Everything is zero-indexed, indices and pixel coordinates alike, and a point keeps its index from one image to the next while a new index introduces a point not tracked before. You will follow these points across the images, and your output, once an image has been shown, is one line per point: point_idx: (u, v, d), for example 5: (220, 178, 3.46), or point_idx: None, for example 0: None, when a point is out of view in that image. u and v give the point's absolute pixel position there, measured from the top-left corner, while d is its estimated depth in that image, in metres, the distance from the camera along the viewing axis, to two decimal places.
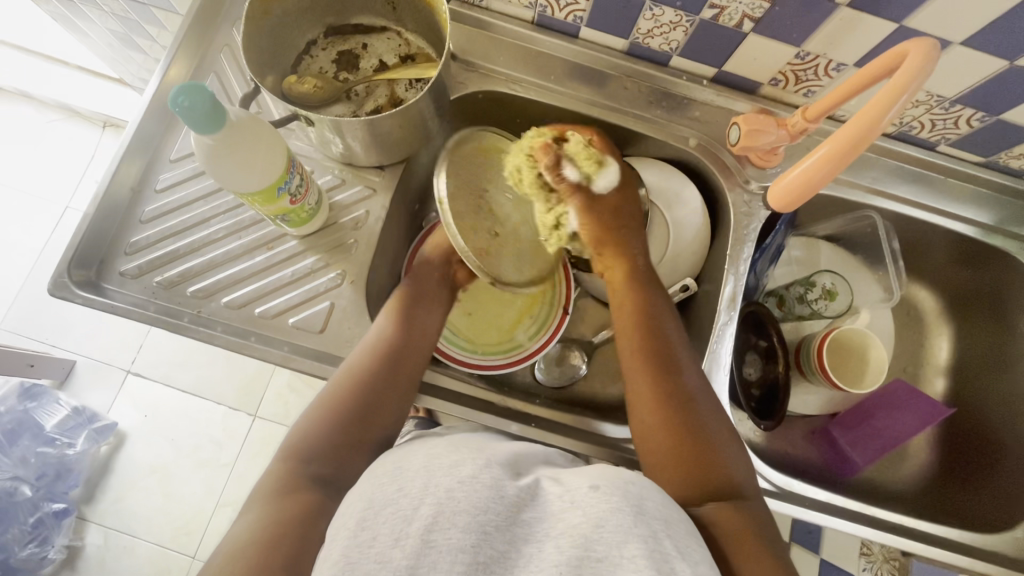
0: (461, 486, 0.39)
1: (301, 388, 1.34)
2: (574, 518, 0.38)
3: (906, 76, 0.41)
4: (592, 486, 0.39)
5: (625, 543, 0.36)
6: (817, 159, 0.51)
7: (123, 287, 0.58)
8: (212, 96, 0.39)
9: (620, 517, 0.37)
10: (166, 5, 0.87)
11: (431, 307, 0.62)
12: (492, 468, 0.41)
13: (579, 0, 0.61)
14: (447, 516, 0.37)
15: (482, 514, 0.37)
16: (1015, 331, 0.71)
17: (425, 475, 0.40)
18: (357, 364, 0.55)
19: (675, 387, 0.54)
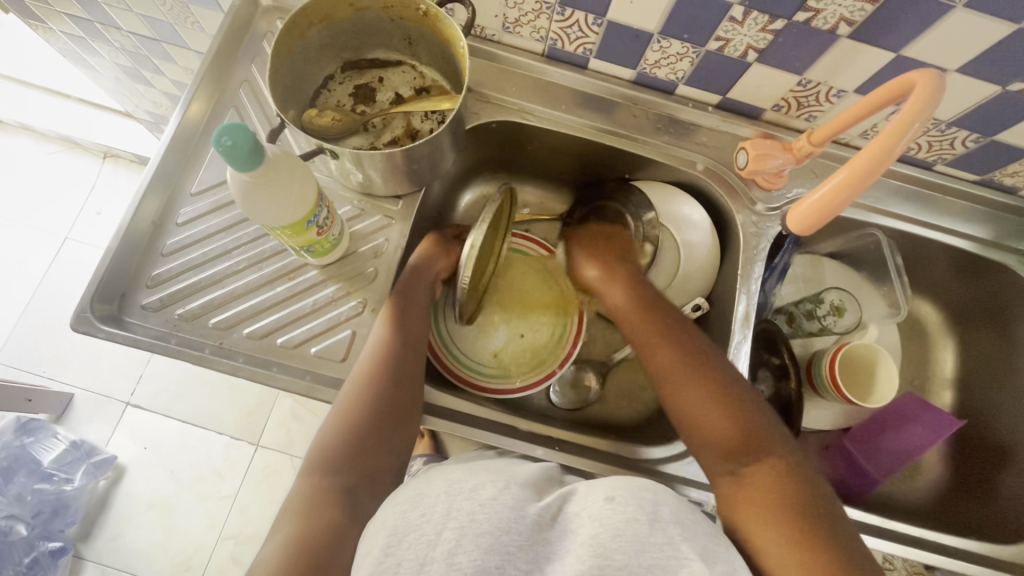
0: (482, 508, 0.41)
1: (303, 416, 1.33)
2: (593, 530, 0.40)
3: (921, 106, 0.43)
4: (607, 499, 0.43)
5: (642, 552, 0.39)
6: (833, 183, 0.52)
7: (144, 320, 0.58)
8: (250, 136, 0.40)
9: (634, 527, 0.40)
10: (177, 40, 0.89)
11: (419, 315, 0.61)
12: (511, 489, 0.44)
13: (589, 34, 0.63)
14: (472, 537, 0.39)
15: (505, 534, 0.39)
16: (1018, 342, 0.73)
17: (445, 499, 0.42)
18: (366, 376, 0.55)
19: (727, 400, 0.56)
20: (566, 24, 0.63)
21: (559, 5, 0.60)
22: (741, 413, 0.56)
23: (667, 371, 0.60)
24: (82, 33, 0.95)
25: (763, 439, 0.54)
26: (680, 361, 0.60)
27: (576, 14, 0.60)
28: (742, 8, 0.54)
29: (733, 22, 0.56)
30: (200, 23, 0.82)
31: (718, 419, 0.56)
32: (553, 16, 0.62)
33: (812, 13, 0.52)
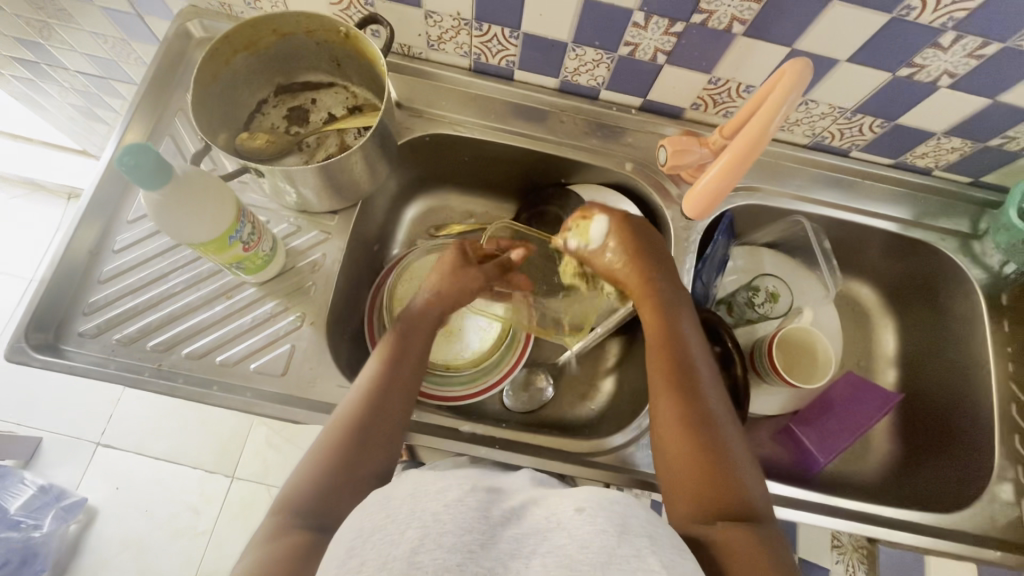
0: (447, 509, 0.37)
1: (279, 444, 1.29)
2: (561, 538, 0.36)
3: (782, 94, 0.48)
4: (577, 509, 0.38)
5: (609, 565, 0.34)
6: (718, 171, 0.57)
7: (82, 347, 0.59)
8: (157, 154, 0.43)
9: (604, 538, 0.36)
10: (124, 77, 0.90)
11: (415, 351, 0.60)
12: (478, 493, 0.40)
13: (508, 46, 0.66)
14: (432, 539, 0.35)
15: (466, 535, 0.35)
16: (948, 316, 0.75)
17: (410, 500, 0.38)
18: (348, 412, 0.54)
19: (697, 405, 0.55)
20: (486, 38, 0.66)
21: (475, 21, 0.63)
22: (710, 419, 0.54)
23: (654, 366, 0.58)
24: (31, 75, 0.96)
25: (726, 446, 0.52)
26: (662, 361, 0.58)
27: (492, 28, 0.64)
28: (642, 13, 0.57)
29: (637, 27, 0.59)
30: (143, 59, 0.83)
31: (688, 422, 0.54)
32: (472, 31, 0.65)
33: (705, 14, 0.56)
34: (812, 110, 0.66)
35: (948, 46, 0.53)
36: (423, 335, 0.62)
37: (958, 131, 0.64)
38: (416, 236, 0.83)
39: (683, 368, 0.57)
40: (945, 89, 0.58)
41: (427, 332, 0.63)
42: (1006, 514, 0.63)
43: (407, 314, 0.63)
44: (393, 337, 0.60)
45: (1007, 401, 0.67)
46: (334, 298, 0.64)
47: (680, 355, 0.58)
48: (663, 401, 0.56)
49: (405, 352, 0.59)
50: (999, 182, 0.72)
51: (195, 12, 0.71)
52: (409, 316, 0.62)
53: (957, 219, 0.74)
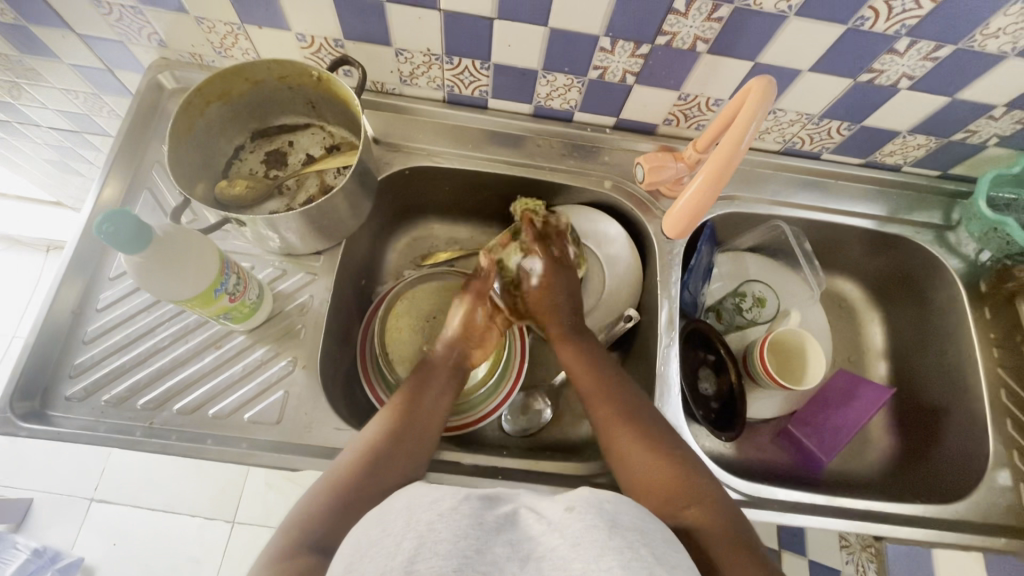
0: (441, 518, 0.36)
1: (280, 484, 1.26)
2: (554, 540, 0.36)
3: (751, 111, 0.49)
4: (568, 508, 0.38)
5: (603, 558, 0.34)
6: (696, 190, 0.58)
7: (70, 412, 0.57)
8: (135, 218, 0.43)
9: (595, 533, 0.36)
10: (98, 130, 0.90)
11: (437, 391, 0.60)
12: (473, 499, 0.39)
13: (480, 77, 0.67)
14: (429, 547, 0.34)
15: (461, 539, 0.35)
16: (932, 307, 0.77)
17: (406, 513, 0.38)
18: (368, 444, 0.54)
19: (642, 422, 0.56)
20: (457, 71, 0.67)
21: (445, 55, 0.64)
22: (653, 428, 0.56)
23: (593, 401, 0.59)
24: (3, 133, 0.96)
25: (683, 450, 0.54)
26: (601, 395, 0.59)
27: (463, 61, 0.65)
28: (608, 38, 0.58)
29: (604, 52, 0.60)
30: (116, 111, 0.82)
31: (642, 436, 0.55)
32: (443, 65, 0.66)
33: (668, 36, 0.57)
34: (780, 119, 0.68)
35: (903, 51, 0.55)
36: (445, 378, 0.62)
37: (922, 129, 0.66)
38: (403, 267, 0.83)
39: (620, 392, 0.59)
40: (905, 90, 0.60)
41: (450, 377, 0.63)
42: (1005, 498, 0.64)
43: (429, 362, 0.63)
44: (414, 379, 0.61)
45: (995, 386, 0.69)
46: (325, 339, 0.64)
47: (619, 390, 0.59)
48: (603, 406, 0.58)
49: (428, 389, 0.60)
50: (966, 174, 0.74)
51: (167, 63, 0.71)
52: (432, 364, 0.63)
53: (930, 212, 0.76)
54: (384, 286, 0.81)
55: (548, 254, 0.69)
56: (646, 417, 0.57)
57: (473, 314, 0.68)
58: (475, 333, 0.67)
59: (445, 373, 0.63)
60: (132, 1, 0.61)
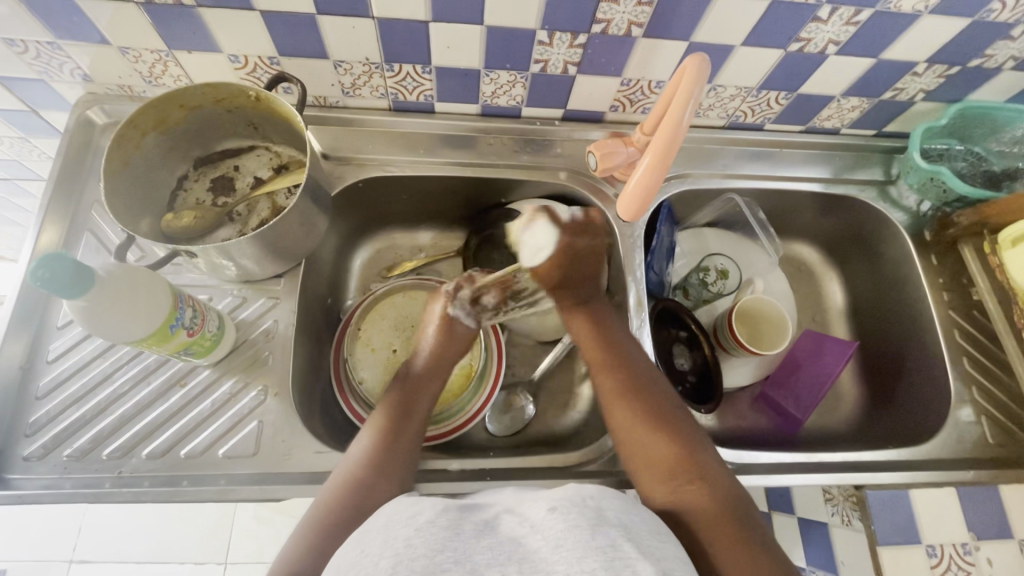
0: (419, 534, 0.36)
1: (271, 517, 1.13)
2: (535, 542, 0.36)
3: (685, 94, 0.51)
4: (549, 508, 0.38)
5: (586, 558, 0.34)
6: (646, 168, 0.59)
7: (30, 472, 0.54)
8: (75, 260, 0.41)
9: (578, 533, 0.36)
10: (29, 176, 0.85)
11: (417, 410, 0.59)
12: (452, 510, 0.39)
13: (424, 81, 0.67)
14: (406, 565, 0.34)
15: (438, 554, 0.34)
16: (884, 260, 0.80)
17: (384, 531, 0.37)
18: (350, 473, 0.53)
19: (643, 394, 0.57)
20: (399, 78, 0.66)
21: (385, 63, 0.63)
22: (659, 411, 0.56)
23: (595, 363, 0.60)
24: None
25: (683, 426, 0.55)
26: (603, 364, 0.59)
27: (403, 67, 0.64)
28: (545, 32, 0.59)
29: (542, 45, 0.60)
30: (47, 153, 0.78)
31: (637, 411, 0.55)
32: (384, 73, 0.65)
33: (603, 24, 0.58)
34: (721, 94, 0.70)
35: (827, 19, 0.58)
36: (433, 389, 0.62)
37: (854, 91, 0.69)
38: (370, 281, 0.82)
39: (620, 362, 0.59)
40: (834, 56, 0.62)
41: (433, 389, 0.62)
42: (971, 433, 0.67)
43: (411, 376, 0.62)
44: (399, 398, 0.60)
45: (950, 328, 0.72)
46: (294, 362, 0.63)
47: (616, 360, 0.59)
48: (619, 408, 0.56)
49: (410, 416, 0.59)
50: (899, 129, 0.77)
51: (94, 98, 0.68)
52: (413, 375, 0.62)
53: (872, 169, 0.79)
54: (351, 302, 0.80)
55: (566, 237, 0.60)
56: (654, 392, 0.57)
57: (449, 319, 0.64)
58: (450, 345, 0.64)
59: (430, 385, 0.62)
60: (49, 37, 0.58)
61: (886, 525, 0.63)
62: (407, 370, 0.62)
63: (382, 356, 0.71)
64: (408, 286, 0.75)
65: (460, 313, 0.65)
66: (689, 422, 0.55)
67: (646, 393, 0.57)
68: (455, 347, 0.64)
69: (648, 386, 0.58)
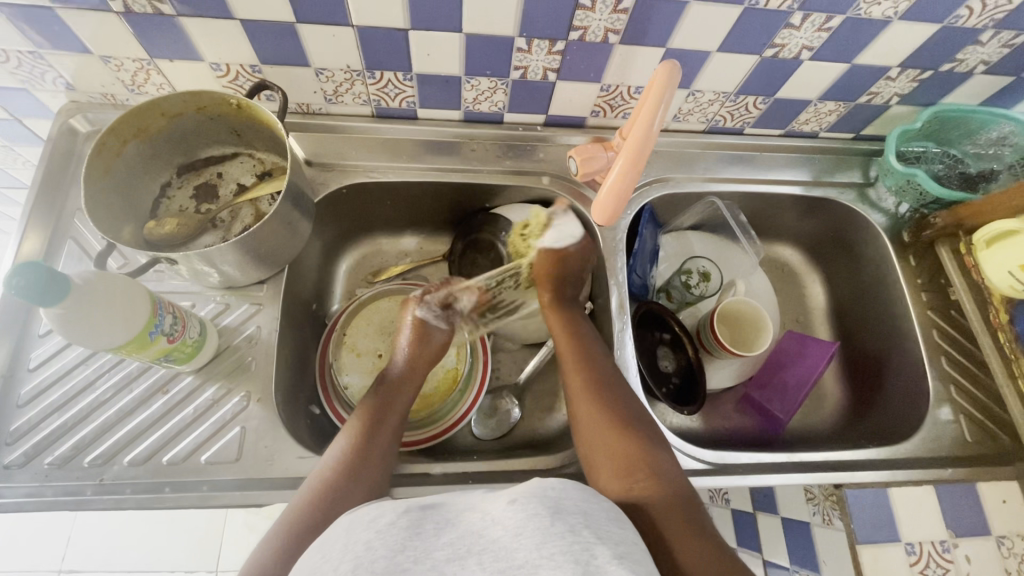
0: (379, 536, 0.36)
1: (261, 524, 1.12)
2: (495, 532, 0.36)
3: (655, 97, 0.52)
4: (509, 501, 0.38)
5: (546, 544, 0.35)
6: (619, 173, 0.59)
7: (10, 481, 0.54)
8: (48, 268, 0.41)
9: (537, 520, 0.36)
10: (14, 184, 0.85)
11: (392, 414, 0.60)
12: (414, 510, 0.39)
13: (405, 88, 0.67)
14: (365, 566, 0.34)
15: (398, 554, 0.35)
16: (864, 262, 0.81)
17: (345, 535, 0.37)
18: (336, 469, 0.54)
19: (611, 396, 0.59)
20: (380, 85, 0.67)
21: (366, 70, 0.64)
22: (620, 412, 0.57)
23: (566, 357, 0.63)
24: None
25: (643, 427, 0.56)
26: (577, 361, 0.62)
27: (384, 74, 0.65)
28: (523, 38, 0.59)
29: (521, 52, 0.61)
30: (31, 161, 0.78)
31: (603, 410, 0.57)
32: (366, 80, 0.66)
33: (580, 31, 0.59)
34: (700, 99, 0.71)
35: (799, 25, 0.59)
36: (408, 393, 0.63)
37: (830, 95, 0.70)
38: (355, 287, 0.82)
39: (594, 364, 0.61)
40: (808, 61, 0.64)
41: (409, 393, 0.63)
42: (948, 431, 0.68)
43: (389, 380, 0.63)
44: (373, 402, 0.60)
45: (928, 327, 0.73)
46: (278, 368, 0.63)
47: (588, 362, 0.62)
48: (580, 401, 0.59)
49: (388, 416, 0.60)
50: (877, 133, 0.78)
51: (77, 107, 0.69)
52: (390, 380, 0.63)
53: (851, 172, 0.80)
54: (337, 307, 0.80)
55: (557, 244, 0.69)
56: (623, 398, 0.59)
57: (420, 324, 0.67)
58: (422, 349, 0.65)
59: (407, 389, 0.63)
60: (31, 46, 0.58)
61: (867, 522, 0.62)
62: (383, 374, 0.64)
63: (366, 360, 0.71)
64: (394, 290, 0.76)
65: (431, 316, 0.68)
66: (649, 424, 0.57)
67: (610, 394, 0.59)
68: (422, 352, 0.66)
69: (611, 388, 0.60)
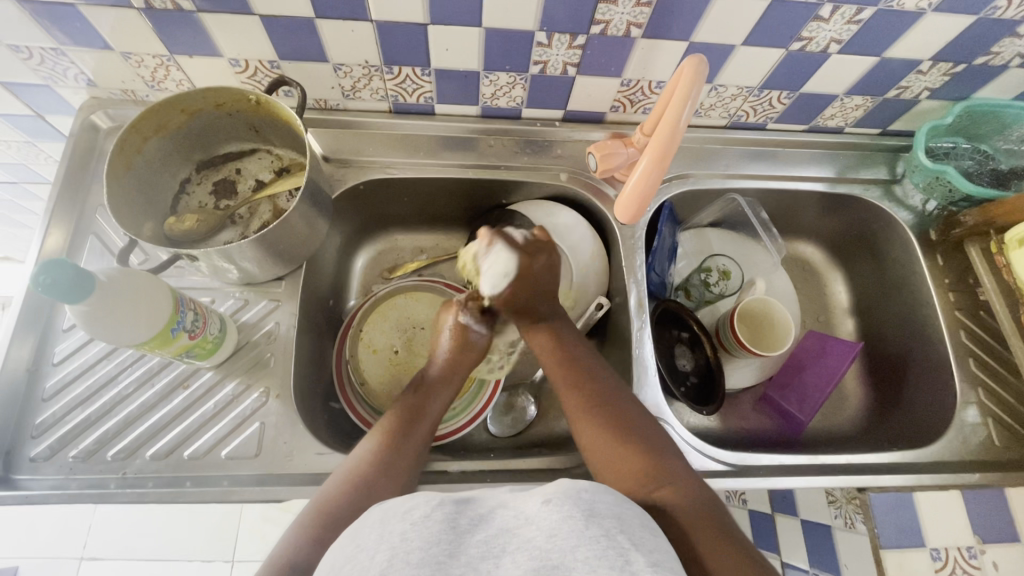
0: (414, 527, 0.36)
1: (277, 516, 1.13)
2: (530, 531, 0.36)
3: (681, 98, 0.51)
4: (544, 500, 0.38)
5: (580, 547, 0.34)
6: (644, 170, 0.58)
7: (36, 473, 0.55)
8: (75, 266, 0.42)
9: (572, 523, 0.36)
10: (36, 179, 0.86)
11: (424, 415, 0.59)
12: (448, 504, 0.38)
13: (424, 84, 0.67)
14: (401, 558, 0.34)
15: (434, 547, 0.35)
16: (889, 260, 0.79)
17: (379, 525, 0.37)
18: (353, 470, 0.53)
19: (627, 414, 0.55)
20: (399, 80, 0.66)
21: (384, 66, 0.63)
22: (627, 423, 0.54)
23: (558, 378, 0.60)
24: None
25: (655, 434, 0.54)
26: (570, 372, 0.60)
27: (403, 70, 0.64)
28: (544, 33, 0.58)
29: (542, 46, 0.60)
30: (53, 156, 0.79)
31: (608, 426, 0.54)
32: (384, 76, 0.65)
33: (603, 24, 0.57)
34: (722, 94, 0.69)
35: (828, 17, 0.57)
36: (445, 396, 0.63)
37: (858, 90, 0.68)
38: (371, 283, 0.82)
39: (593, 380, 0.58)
40: (837, 54, 0.62)
41: (447, 394, 0.63)
42: (976, 435, 0.66)
43: (426, 380, 0.63)
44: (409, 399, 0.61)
45: (955, 328, 0.71)
46: (296, 365, 0.63)
47: (594, 377, 0.59)
48: (580, 411, 0.56)
49: (419, 410, 0.60)
50: (904, 128, 0.76)
51: (99, 102, 0.69)
52: (428, 383, 0.63)
53: (876, 168, 0.78)
54: (353, 303, 0.80)
55: (525, 260, 0.62)
56: (634, 412, 0.56)
57: (462, 328, 0.65)
58: (462, 359, 0.64)
59: (442, 391, 0.63)
60: (54, 43, 0.59)
61: (890, 527, 0.61)
62: (421, 377, 0.64)
63: (383, 357, 0.71)
64: (411, 286, 0.75)
65: (472, 322, 0.66)
66: (648, 432, 0.54)
67: (622, 402, 0.56)
68: (468, 359, 0.65)
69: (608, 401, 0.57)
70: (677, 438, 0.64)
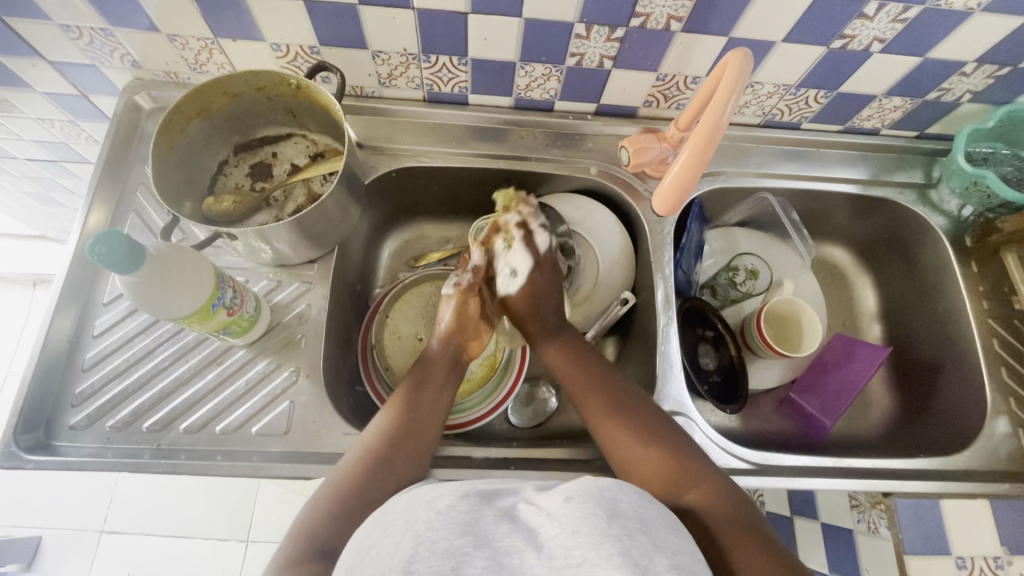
0: (439, 517, 0.37)
1: (292, 498, 1.15)
2: (552, 530, 0.36)
3: (725, 96, 0.51)
4: (565, 498, 0.38)
5: (602, 544, 0.34)
6: (684, 165, 0.58)
7: (75, 440, 0.57)
8: (128, 237, 0.43)
9: (595, 520, 0.36)
10: (77, 158, 0.88)
11: (431, 398, 0.59)
12: (472, 496, 0.39)
13: (459, 73, 0.67)
14: (425, 547, 0.35)
15: (458, 538, 0.35)
16: (922, 264, 0.78)
17: (405, 513, 0.38)
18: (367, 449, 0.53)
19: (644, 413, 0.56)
20: (435, 69, 0.67)
21: (422, 54, 0.64)
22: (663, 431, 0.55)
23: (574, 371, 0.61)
24: None
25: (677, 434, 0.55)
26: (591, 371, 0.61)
27: (440, 58, 0.65)
28: (583, 25, 0.58)
29: (579, 38, 0.60)
30: (94, 136, 0.81)
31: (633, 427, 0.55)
32: (421, 64, 0.66)
33: (642, 17, 0.57)
34: (759, 92, 0.69)
35: (872, 15, 0.56)
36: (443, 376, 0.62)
37: (897, 91, 0.67)
38: (398, 271, 0.83)
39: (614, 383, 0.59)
40: (878, 53, 0.61)
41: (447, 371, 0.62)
42: (1006, 445, 0.65)
43: (427, 360, 0.62)
44: (413, 376, 0.61)
45: (988, 336, 0.70)
46: (326, 346, 0.64)
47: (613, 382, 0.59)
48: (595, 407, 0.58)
49: (427, 386, 0.60)
50: (944, 131, 0.75)
51: (142, 84, 0.71)
52: (430, 362, 0.62)
53: (912, 171, 0.77)
54: (380, 290, 0.81)
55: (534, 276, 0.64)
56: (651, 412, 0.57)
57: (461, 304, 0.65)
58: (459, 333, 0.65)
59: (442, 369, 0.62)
60: (103, 23, 0.60)
61: (915, 534, 0.60)
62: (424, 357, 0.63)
63: (408, 343, 0.72)
64: (439, 275, 0.76)
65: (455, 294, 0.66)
66: (678, 431, 0.56)
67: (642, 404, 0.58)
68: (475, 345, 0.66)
69: (641, 404, 0.58)
70: (701, 434, 0.64)
